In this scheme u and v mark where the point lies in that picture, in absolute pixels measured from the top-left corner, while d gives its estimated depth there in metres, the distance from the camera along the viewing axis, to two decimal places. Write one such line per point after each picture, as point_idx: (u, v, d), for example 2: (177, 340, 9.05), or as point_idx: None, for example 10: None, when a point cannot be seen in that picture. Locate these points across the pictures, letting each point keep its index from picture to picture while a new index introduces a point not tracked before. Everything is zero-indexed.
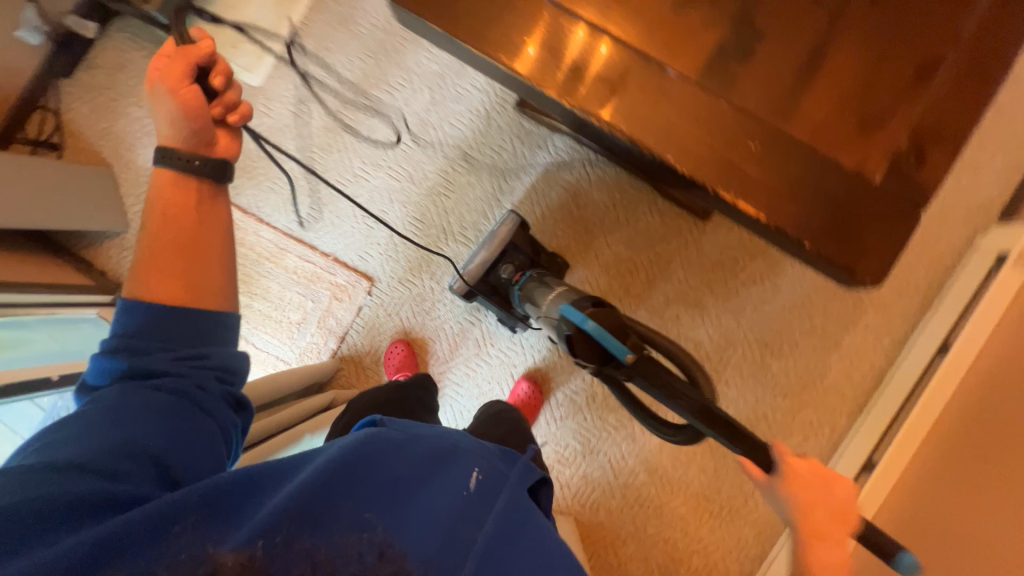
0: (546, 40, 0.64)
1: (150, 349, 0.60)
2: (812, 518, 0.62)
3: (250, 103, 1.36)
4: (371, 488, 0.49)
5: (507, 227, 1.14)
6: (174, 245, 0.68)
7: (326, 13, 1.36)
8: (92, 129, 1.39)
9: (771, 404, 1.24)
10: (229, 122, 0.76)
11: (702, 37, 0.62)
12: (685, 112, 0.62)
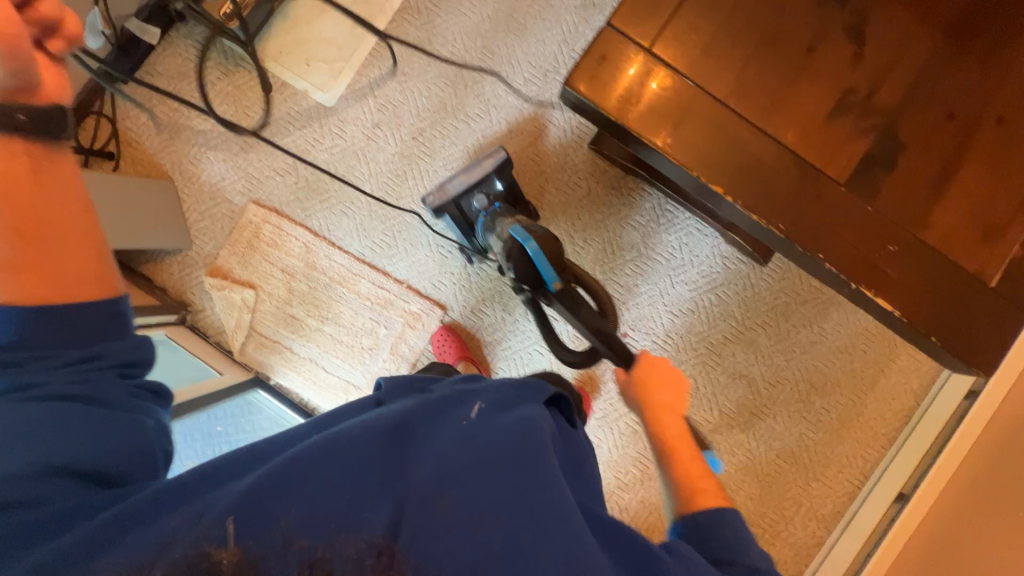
0: (713, 136, 0.68)
1: (28, 361, 0.50)
2: (650, 373, 0.86)
3: (322, 123, 1.34)
4: (335, 467, 0.49)
5: (494, 160, 1.18)
6: (22, 234, 0.53)
7: (405, 37, 1.35)
8: (151, 139, 1.33)
9: (813, 437, 1.35)
10: (52, 50, 0.55)
11: (853, 146, 0.68)
12: (836, 213, 0.68)
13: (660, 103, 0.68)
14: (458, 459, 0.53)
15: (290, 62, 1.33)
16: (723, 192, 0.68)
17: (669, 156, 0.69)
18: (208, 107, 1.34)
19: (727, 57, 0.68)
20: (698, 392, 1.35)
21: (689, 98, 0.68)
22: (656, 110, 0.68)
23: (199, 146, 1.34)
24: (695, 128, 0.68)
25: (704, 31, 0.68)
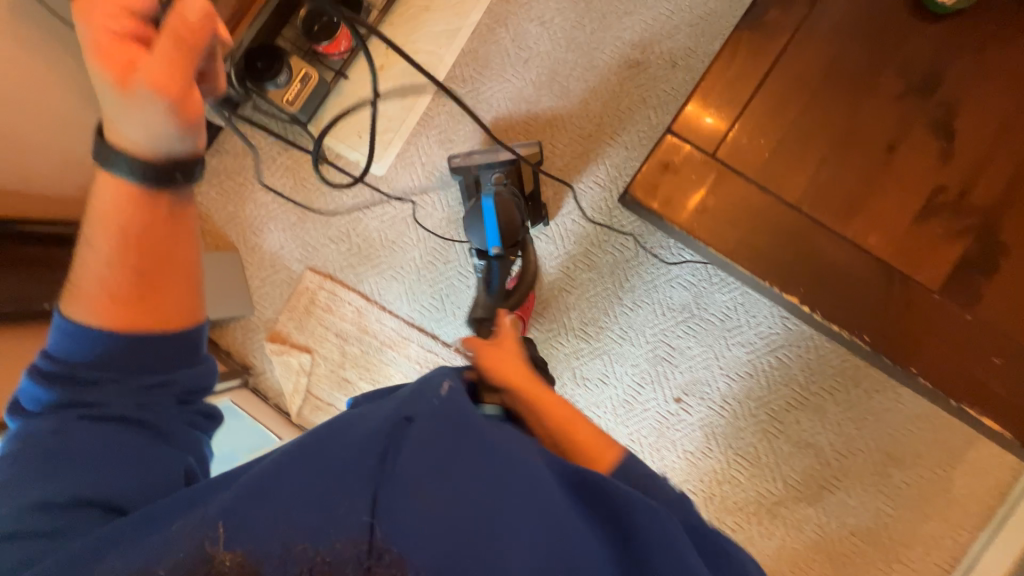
0: (788, 241, 0.65)
1: (101, 377, 0.54)
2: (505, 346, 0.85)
3: (374, 192, 1.40)
4: (308, 475, 0.49)
5: (529, 149, 1.28)
6: (153, 257, 0.56)
7: (451, 105, 1.40)
8: (219, 212, 1.43)
9: (892, 513, 1.24)
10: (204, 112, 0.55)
11: (947, 250, 0.63)
12: (930, 323, 0.62)
13: (728, 209, 0.66)
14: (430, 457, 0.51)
15: (343, 134, 1.40)
16: (800, 301, 0.64)
17: (738, 263, 0.66)
18: (269, 180, 1.42)
19: (800, 160, 0.65)
20: (760, 462, 1.28)
21: (758, 203, 0.65)
22: (725, 216, 0.66)
23: (262, 218, 1.42)
24: (768, 234, 0.65)
25: (772, 133, 0.66)
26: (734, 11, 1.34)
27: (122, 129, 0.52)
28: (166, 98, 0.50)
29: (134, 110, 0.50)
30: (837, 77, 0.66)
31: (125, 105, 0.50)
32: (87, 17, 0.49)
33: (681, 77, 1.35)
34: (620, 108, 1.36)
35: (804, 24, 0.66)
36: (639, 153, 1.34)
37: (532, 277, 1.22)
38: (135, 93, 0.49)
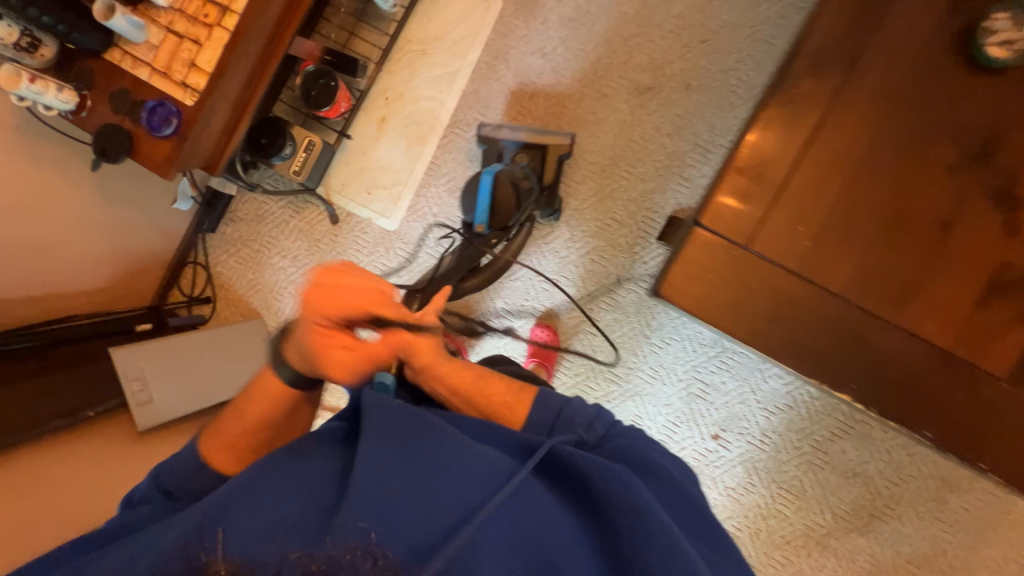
0: (837, 335, 0.61)
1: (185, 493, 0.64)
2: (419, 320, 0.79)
3: (388, 248, 1.38)
4: (268, 496, 0.53)
5: (562, 139, 1.24)
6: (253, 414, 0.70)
7: (458, 151, 1.36)
8: (240, 280, 1.44)
9: (951, 539, 1.19)
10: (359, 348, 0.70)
11: (1014, 334, 0.58)
12: (1001, 415, 0.58)
13: (770, 304, 0.62)
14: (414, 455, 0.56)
15: (353, 192, 1.39)
16: (854, 397, 0.60)
17: (785, 360, 0.62)
18: (285, 244, 1.41)
19: (845, 245, 0.60)
20: (806, 494, 1.24)
21: (801, 295, 0.61)
22: (766, 312, 0.62)
23: (282, 283, 1.42)
24: (814, 329, 0.61)
25: (813, 218, 0.61)
26: (748, 21, 1.25)
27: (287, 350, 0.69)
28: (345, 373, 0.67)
29: (305, 361, 0.67)
30: (880, 150, 0.60)
31: (302, 354, 0.67)
32: (317, 300, 0.63)
33: (696, 98, 1.27)
34: (633, 137, 1.30)
35: (841, 93, 0.61)
36: (656, 183, 1.29)
37: (504, 262, 1.26)
38: (314, 359, 0.66)
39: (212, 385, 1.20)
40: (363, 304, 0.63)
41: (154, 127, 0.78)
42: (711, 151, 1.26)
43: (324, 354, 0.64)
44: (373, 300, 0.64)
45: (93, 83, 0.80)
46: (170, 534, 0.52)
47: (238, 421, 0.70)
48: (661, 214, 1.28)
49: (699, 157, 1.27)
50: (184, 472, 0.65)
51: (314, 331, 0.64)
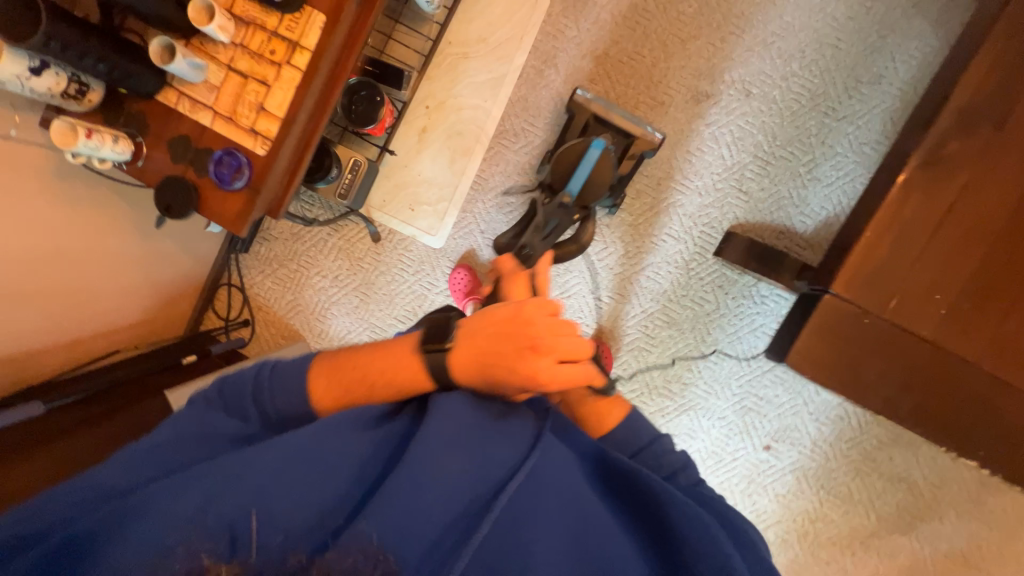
0: (970, 403, 0.60)
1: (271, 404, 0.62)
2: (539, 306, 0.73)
3: (434, 266, 1.33)
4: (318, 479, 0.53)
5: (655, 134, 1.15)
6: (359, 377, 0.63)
7: (505, 164, 1.29)
8: (278, 302, 1.38)
9: (987, 536, 1.27)
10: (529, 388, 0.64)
11: None
12: None
13: (901, 372, 0.61)
14: (473, 454, 0.56)
15: (394, 209, 1.32)
16: (984, 464, 0.61)
17: (914, 427, 0.62)
18: (325, 263, 1.35)
19: (984, 316, 0.59)
20: (853, 498, 1.29)
21: (932, 364, 0.61)
22: (898, 380, 0.61)
23: (324, 303, 1.37)
24: (946, 397, 0.61)
25: (951, 289, 0.59)
26: (814, 22, 1.18)
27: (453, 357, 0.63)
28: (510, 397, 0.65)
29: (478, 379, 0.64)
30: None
31: (477, 373, 0.64)
32: (550, 354, 0.63)
33: (757, 106, 1.22)
34: (691, 148, 1.25)
35: (989, 154, 0.58)
36: (713, 197, 1.25)
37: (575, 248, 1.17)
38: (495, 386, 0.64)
39: None
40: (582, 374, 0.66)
41: (224, 180, 0.72)
42: (769, 164, 1.23)
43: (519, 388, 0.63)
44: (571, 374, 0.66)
45: (146, 127, 0.73)
46: (232, 482, 0.51)
47: (356, 366, 0.64)
48: (717, 229, 1.25)
49: (757, 170, 1.23)
50: (280, 381, 0.62)
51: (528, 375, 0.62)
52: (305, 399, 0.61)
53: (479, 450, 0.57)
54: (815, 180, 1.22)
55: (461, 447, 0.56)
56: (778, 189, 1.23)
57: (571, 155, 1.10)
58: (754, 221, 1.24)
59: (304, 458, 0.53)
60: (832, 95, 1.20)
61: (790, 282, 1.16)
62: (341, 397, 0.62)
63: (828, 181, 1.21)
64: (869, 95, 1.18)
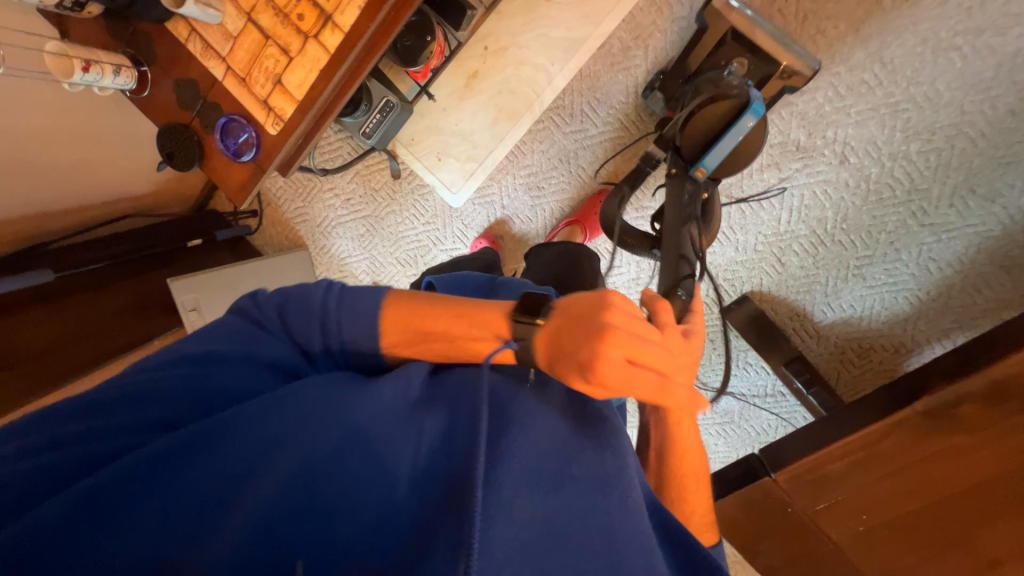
0: None
1: (290, 332, 0.59)
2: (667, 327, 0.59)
3: (446, 222, 1.30)
4: (372, 468, 0.48)
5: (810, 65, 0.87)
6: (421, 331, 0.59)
7: (549, 144, 1.16)
8: (288, 205, 1.37)
9: None
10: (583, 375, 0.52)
11: None
12: None
13: (792, 543, 0.67)
14: (546, 487, 0.51)
15: (421, 152, 1.23)
16: None
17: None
18: (339, 183, 1.32)
19: (897, 545, 0.61)
20: None
21: (824, 552, 0.65)
22: (785, 544, 0.68)
23: (331, 221, 1.36)
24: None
25: (880, 515, 0.61)
26: (965, 101, 0.96)
27: (535, 335, 0.55)
28: (563, 372, 0.53)
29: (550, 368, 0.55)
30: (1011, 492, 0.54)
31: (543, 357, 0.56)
32: (621, 348, 0.51)
33: (845, 176, 1.06)
34: (750, 198, 1.12)
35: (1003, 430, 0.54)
36: (748, 258, 1.16)
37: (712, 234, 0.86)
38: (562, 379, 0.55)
39: None
40: (656, 387, 0.52)
41: (230, 150, 0.66)
42: (823, 245, 1.12)
43: (585, 386, 0.53)
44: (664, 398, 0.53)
45: (152, 57, 0.65)
46: (266, 447, 0.47)
47: (423, 319, 0.59)
48: (735, 288, 1.20)
49: (807, 246, 1.12)
50: (347, 309, 0.59)
51: (583, 362, 0.51)
52: (376, 342, 0.60)
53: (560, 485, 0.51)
54: (858, 277, 1.12)
55: (537, 481, 0.51)
56: (818, 272, 1.14)
57: (714, 113, 0.81)
58: (776, 293, 1.17)
59: (355, 441, 0.49)
60: (932, 195, 1.03)
61: (775, 364, 1.16)
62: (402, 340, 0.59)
63: (872, 283, 1.12)
64: (971, 209, 1.02)
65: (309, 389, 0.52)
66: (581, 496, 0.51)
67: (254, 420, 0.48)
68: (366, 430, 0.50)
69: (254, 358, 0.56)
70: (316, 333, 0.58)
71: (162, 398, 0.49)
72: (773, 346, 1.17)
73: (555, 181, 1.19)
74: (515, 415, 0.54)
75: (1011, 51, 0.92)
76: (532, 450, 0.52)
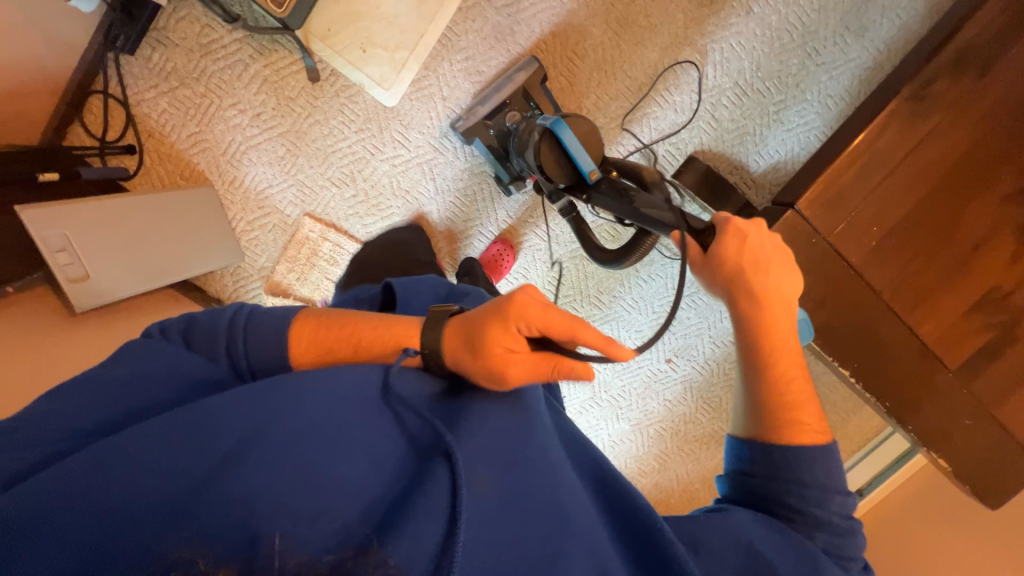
0: (844, 300, 0.72)
1: (198, 348, 0.57)
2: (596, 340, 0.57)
3: (382, 126, 1.17)
4: (307, 470, 0.45)
5: (525, 72, 1.12)
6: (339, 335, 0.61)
7: (483, 22, 1.13)
8: (178, 131, 1.13)
9: None
10: (501, 338, 0.54)
11: (966, 325, 0.72)
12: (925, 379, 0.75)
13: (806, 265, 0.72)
14: (500, 467, 0.51)
15: (341, 45, 1.09)
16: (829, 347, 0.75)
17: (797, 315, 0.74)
18: (242, 94, 1.12)
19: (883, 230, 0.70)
20: (722, 407, 1.46)
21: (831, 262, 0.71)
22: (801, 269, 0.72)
23: (240, 145, 1.15)
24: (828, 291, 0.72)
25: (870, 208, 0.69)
26: None
27: (451, 326, 0.58)
28: (485, 347, 0.54)
29: (471, 348, 0.56)
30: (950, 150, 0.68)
31: (462, 343, 0.57)
32: (528, 294, 0.57)
33: (752, 27, 1.17)
34: (679, 57, 1.19)
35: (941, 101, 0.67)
36: (687, 117, 1.23)
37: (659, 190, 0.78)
38: (484, 347, 0.54)
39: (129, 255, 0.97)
40: (567, 321, 0.56)
41: None
42: (744, 96, 1.22)
43: (504, 343, 0.54)
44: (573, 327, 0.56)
45: None
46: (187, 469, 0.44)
47: (342, 328, 0.61)
48: (681, 150, 1.25)
49: (732, 99, 1.22)
50: (256, 336, 0.58)
51: (502, 306, 0.55)
52: (282, 351, 0.58)
53: (514, 460, 0.53)
54: (778, 122, 1.23)
55: (490, 457, 0.52)
56: (745, 122, 1.24)
57: (547, 159, 0.81)
58: (715, 149, 1.25)
59: (300, 445, 0.47)
60: (821, 35, 1.18)
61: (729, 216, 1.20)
62: (320, 355, 0.60)
63: (789, 126, 1.23)
64: (851, 44, 1.18)
65: (250, 403, 0.49)
66: (529, 471, 0.53)
67: (172, 440, 0.45)
68: (307, 432, 0.48)
69: (191, 376, 0.55)
70: (220, 347, 0.57)
71: (62, 415, 0.48)
72: (723, 198, 1.21)
73: (495, 63, 1.15)
74: (462, 409, 0.56)
75: None
76: (485, 437, 0.53)
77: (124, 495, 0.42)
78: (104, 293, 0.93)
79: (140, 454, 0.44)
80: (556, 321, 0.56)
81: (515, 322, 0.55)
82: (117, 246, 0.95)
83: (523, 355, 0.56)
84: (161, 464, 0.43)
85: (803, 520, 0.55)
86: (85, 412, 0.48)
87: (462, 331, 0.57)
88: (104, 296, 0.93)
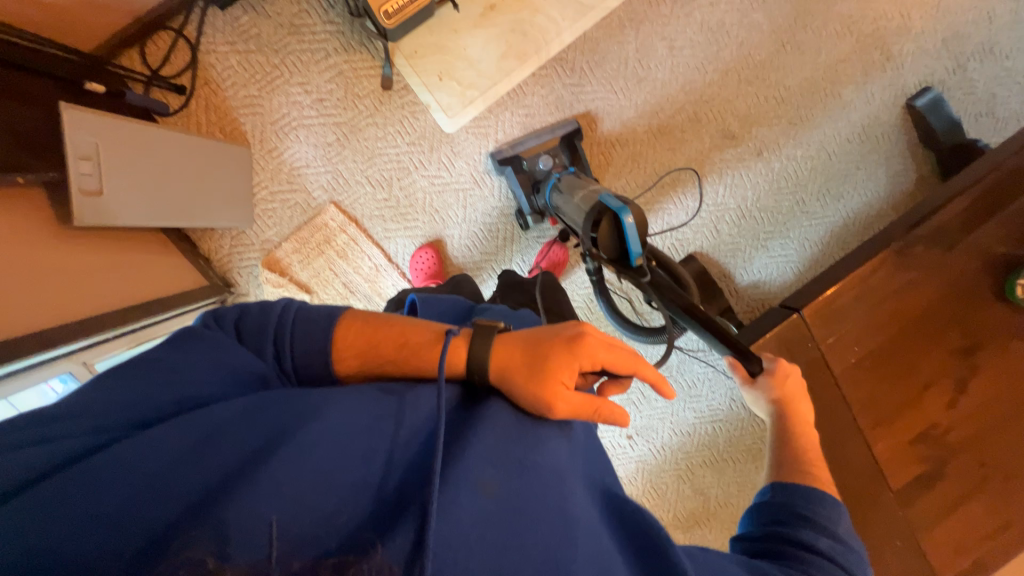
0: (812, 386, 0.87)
1: (247, 338, 0.54)
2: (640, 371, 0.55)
3: (433, 146, 1.24)
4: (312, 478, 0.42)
5: (564, 128, 1.24)
6: (386, 336, 0.56)
7: (549, 90, 1.27)
8: (235, 89, 1.14)
9: None
10: (564, 370, 0.51)
11: (899, 442, 0.86)
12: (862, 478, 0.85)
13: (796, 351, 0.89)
14: (507, 467, 0.47)
15: (422, 68, 1.20)
16: None
17: None
18: (313, 76, 1.16)
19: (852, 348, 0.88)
20: (665, 497, 1.47)
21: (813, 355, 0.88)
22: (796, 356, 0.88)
23: (291, 120, 1.17)
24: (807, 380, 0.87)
25: (845, 327, 0.89)
26: (831, 127, 1.39)
27: (506, 347, 0.53)
28: (541, 378, 0.50)
29: (528, 373, 0.51)
30: (903, 303, 0.90)
31: (520, 365, 0.52)
32: (596, 332, 0.54)
33: (760, 166, 1.40)
34: (700, 171, 1.38)
35: (907, 274, 0.90)
36: (695, 222, 1.40)
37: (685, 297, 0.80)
38: (540, 380, 0.50)
39: (147, 185, 0.92)
40: (630, 358, 0.54)
41: None
42: (743, 218, 1.41)
43: (566, 372, 0.51)
44: (628, 365, 0.54)
45: None
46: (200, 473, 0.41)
47: (390, 327, 0.57)
48: (683, 248, 1.41)
49: (733, 218, 1.41)
50: (302, 333, 0.55)
51: (573, 340, 0.52)
52: (326, 348, 0.55)
53: (522, 467, 0.48)
54: (764, 248, 1.42)
55: (496, 454, 0.47)
56: (739, 241, 1.42)
57: (603, 236, 0.83)
58: (711, 254, 1.42)
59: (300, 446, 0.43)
60: (810, 190, 1.41)
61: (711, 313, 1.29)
62: (365, 353, 0.56)
63: (773, 254, 1.42)
64: (831, 203, 1.41)
65: (260, 406, 0.46)
66: (535, 480, 0.47)
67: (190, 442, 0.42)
68: (314, 439, 0.44)
69: (230, 370, 0.50)
70: (271, 340, 0.54)
71: (109, 399, 0.43)
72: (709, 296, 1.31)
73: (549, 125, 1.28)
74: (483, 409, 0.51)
75: (852, 100, 1.38)
76: (495, 435, 0.48)
77: (137, 489, 0.39)
78: (105, 213, 0.87)
79: (154, 452, 0.41)
80: (616, 357, 0.53)
81: (579, 353, 0.52)
82: (140, 173, 0.90)
83: (574, 392, 0.51)
84: (178, 465, 0.40)
85: (811, 533, 0.56)
86: (111, 403, 0.43)
87: (520, 352, 0.53)
88: (105, 217, 0.87)
